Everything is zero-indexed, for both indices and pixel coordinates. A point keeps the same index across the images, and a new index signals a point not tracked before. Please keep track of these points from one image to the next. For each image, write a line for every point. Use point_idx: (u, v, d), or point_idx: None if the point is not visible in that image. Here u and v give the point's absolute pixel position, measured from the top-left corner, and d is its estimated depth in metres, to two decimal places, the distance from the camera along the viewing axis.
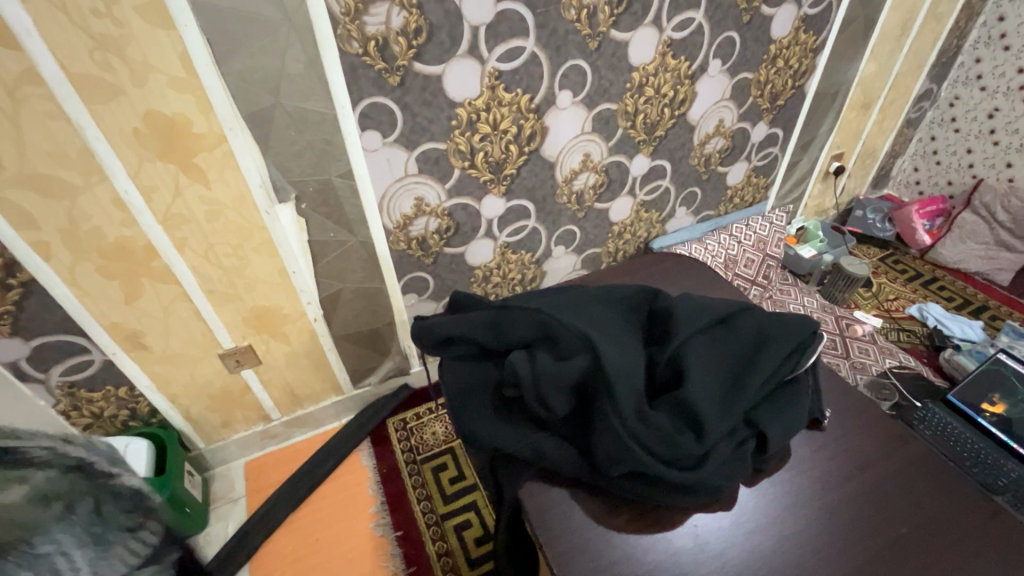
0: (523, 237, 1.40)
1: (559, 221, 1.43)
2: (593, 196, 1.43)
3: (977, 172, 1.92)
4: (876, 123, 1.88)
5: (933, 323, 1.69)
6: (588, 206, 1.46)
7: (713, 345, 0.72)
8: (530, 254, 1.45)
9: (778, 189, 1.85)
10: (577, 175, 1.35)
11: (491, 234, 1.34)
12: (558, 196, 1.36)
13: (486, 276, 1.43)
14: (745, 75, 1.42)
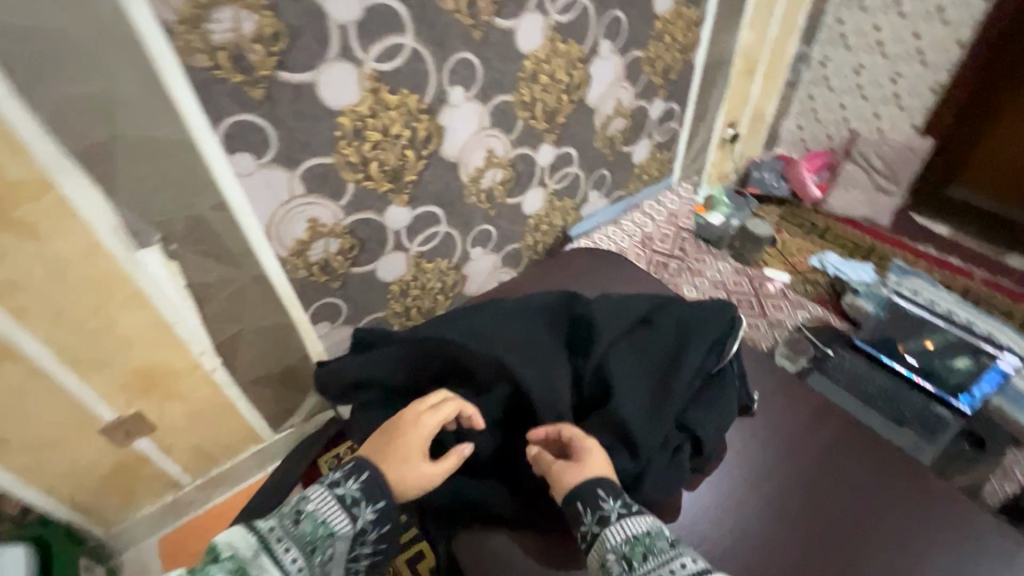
0: (437, 244, 1.32)
1: (472, 222, 1.36)
2: (503, 191, 1.38)
3: (852, 124, 2.08)
4: (761, 87, 1.96)
5: (833, 271, 1.80)
6: (500, 202, 1.40)
7: (635, 350, 0.84)
8: (447, 260, 1.38)
9: (681, 161, 1.89)
10: (483, 173, 1.29)
11: (402, 245, 1.25)
12: (467, 196, 1.30)
13: (404, 290, 1.34)
14: (636, 53, 1.42)
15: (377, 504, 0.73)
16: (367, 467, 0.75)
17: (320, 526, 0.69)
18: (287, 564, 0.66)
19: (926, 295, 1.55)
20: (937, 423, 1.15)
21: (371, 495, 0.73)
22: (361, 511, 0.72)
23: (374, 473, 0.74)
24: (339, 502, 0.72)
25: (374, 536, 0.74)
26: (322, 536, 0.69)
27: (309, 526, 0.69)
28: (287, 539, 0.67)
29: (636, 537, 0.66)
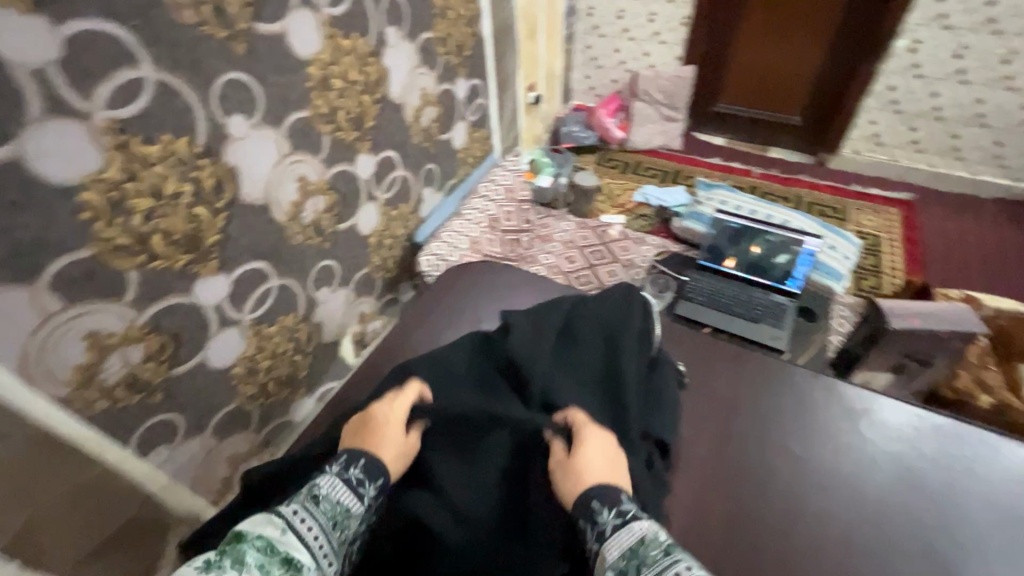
0: (272, 304, 1.11)
1: (307, 262, 1.17)
2: (332, 218, 1.20)
3: (628, 66, 2.27)
4: (546, 47, 2.02)
5: (654, 201, 1.94)
6: (332, 230, 1.22)
7: (569, 376, 0.85)
8: (292, 315, 1.18)
9: (499, 134, 1.87)
10: (301, 205, 1.10)
11: (230, 318, 1.02)
12: (291, 237, 1.10)
13: (251, 366, 1.12)
14: (425, 35, 1.32)
15: (381, 488, 0.68)
16: (367, 457, 0.69)
17: (337, 504, 0.63)
18: (311, 543, 0.59)
19: (734, 202, 1.81)
20: (781, 311, 1.33)
21: (370, 473, 0.67)
22: (371, 495, 0.67)
23: (378, 464, 0.69)
24: (349, 484, 0.65)
25: (362, 538, 0.67)
26: (341, 516, 0.62)
27: (326, 504, 0.62)
28: (308, 519, 0.60)
29: (632, 549, 0.55)
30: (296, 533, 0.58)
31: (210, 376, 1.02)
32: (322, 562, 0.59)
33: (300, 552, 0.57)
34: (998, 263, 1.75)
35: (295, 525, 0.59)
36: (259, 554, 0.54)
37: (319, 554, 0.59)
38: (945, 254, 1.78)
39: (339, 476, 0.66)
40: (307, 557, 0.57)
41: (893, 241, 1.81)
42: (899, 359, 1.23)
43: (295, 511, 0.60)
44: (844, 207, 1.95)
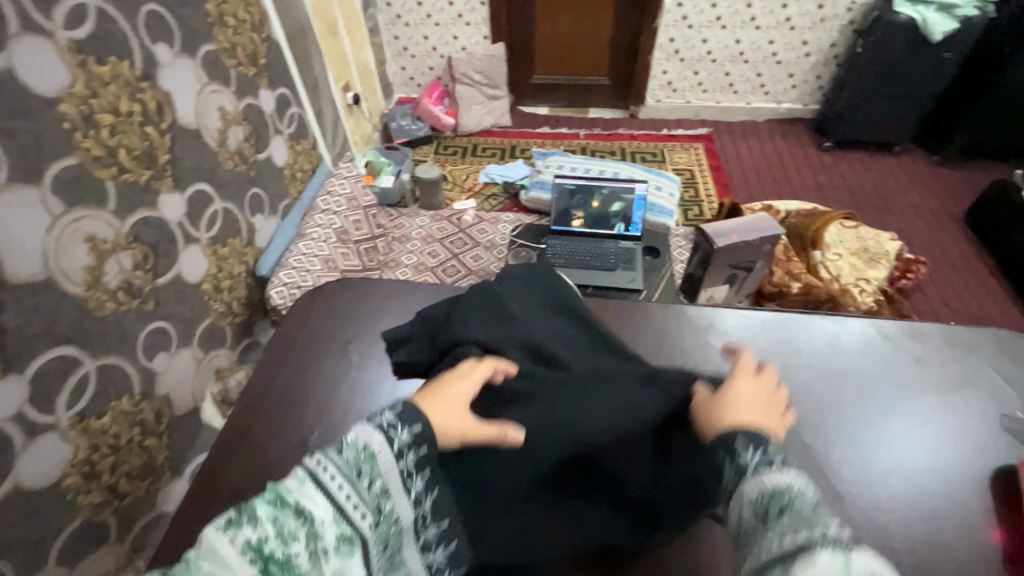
0: (96, 391, 0.94)
1: (128, 330, 1.00)
2: (147, 273, 1.04)
3: (441, 51, 2.29)
4: (351, 44, 1.94)
5: (500, 178, 2.02)
6: (150, 288, 1.06)
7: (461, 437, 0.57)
8: (126, 397, 1.00)
9: (326, 142, 1.76)
10: (100, 267, 0.94)
11: (42, 424, 0.84)
12: (97, 307, 0.94)
13: (89, 471, 0.94)
14: (206, 48, 1.18)
15: (426, 468, 0.50)
16: (414, 410, 0.51)
17: (364, 450, 0.48)
18: (333, 492, 0.45)
19: (570, 165, 1.93)
20: (631, 255, 1.46)
21: (405, 419, 0.50)
22: (410, 447, 0.49)
23: (426, 423, 0.51)
24: (382, 431, 0.49)
25: (430, 499, 0.51)
26: (370, 468, 0.47)
27: (353, 453, 0.47)
28: (336, 480, 0.46)
29: (766, 504, 0.45)
30: (319, 483, 0.45)
31: (33, 500, 0.84)
32: (356, 518, 0.45)
33: (319, 506, 0.44)
34: (782, 174, 2.08)
35: (316, 475, 0.45)
36: (270, 508, 0.42)
37: (348, 509, 0.45)
38: (744, 175, 2.09)
39: (368, 422, 0.50)
40: (327, 508, 0.44)
41: (703, 172, 2.07)
42: (729, 271, 1.41)
43: (315, 458, 0.46)
44: (660, 151, 2.18)
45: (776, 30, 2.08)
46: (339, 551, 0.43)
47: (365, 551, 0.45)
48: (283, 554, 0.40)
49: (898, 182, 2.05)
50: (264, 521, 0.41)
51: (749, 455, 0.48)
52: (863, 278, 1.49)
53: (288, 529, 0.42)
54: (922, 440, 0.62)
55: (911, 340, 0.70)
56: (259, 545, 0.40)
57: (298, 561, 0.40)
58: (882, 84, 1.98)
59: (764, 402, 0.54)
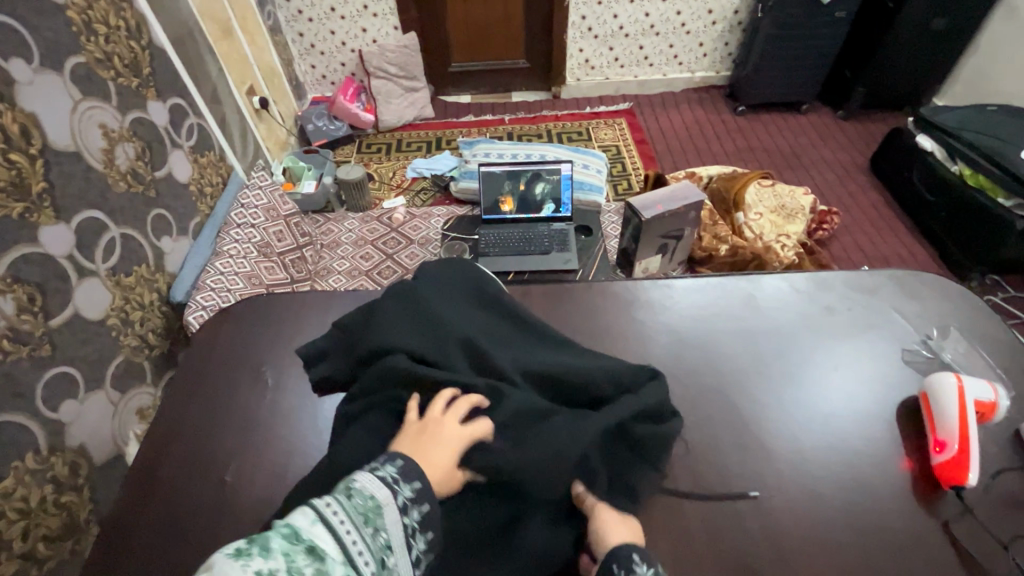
0: None
1: (23, 381, 0.90)
2: (37, 316, 0.94)
3: (350, 45, 2.20)
4: (250, 44, 1.83)
5: (427, 172, 1.97)
6: (43, 332, 0.95)
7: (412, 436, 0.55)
8: (31, 455, 0.90)
9: (235, 151, 1.64)
10: None
11: None
12: None
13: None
14: (75, 60, 1.06)
15: (424, 505, 0.48)
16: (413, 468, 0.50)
17: (371, 496, 0.46)
18: (340, 532, 0.43)
19: (497, 151, 1.90)
20: (564, 237, 1.46)
21: (405, 474, 0.49)
22: (413, 503, 0.48)
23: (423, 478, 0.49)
24: (381, 476, 0.48)
25: (423, 541, 0.48)
26: (375, 513, 0.45)
27: (359, 495, 0.46)
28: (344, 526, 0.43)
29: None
30: (328, 525, 0.43)
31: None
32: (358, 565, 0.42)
33: (327, 546, 0.42)
34: (702, 141, 2.14)
35: (322, 511, 0.44)
36: (284, 541, 0.40)
37: (353, 556, 0.43)
38: (667, 146, 2.13)
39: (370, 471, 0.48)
40: (336, 549, 0.42)
41: (628, 146, 2.10)
42: (661, 241, 1.44)
43: (326, 498, 0.45)
44: (584, 129, 2.20)
45: (682, 1, 2.13)
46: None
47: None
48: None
49: (809, 138, 2.15)
50: (276, 552, 0.39)
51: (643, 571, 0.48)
52: (784, 234, 1.56)
53: (299, 564, 0.39)
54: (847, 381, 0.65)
55: (817, 290, 0.74)
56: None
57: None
58: (785, 46, 2.07)
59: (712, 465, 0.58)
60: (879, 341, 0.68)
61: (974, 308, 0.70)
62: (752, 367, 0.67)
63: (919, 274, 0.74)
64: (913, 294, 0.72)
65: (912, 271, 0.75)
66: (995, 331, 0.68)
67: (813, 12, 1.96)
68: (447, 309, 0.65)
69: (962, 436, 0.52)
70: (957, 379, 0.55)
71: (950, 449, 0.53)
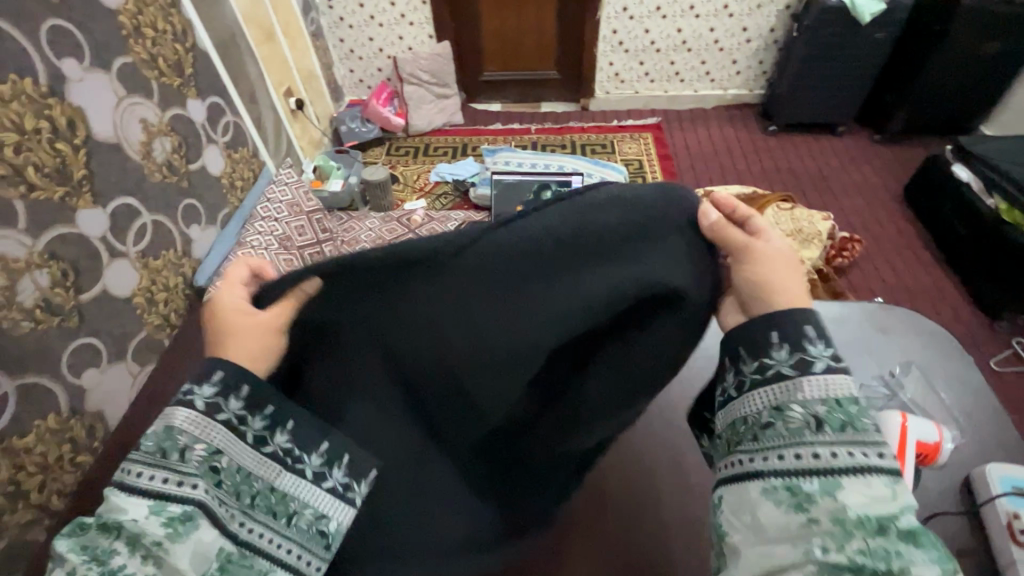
0: (21, 408, 0.93)
1: (51, 346, 0.99)
2: (68, 290, 1.03)
3: (387, 52, 2.29)
4: (291, 48, 1.95)
5: (450, 177, 2.02)
6: (73, 305, 1.05)
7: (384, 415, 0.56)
8: (52, 416, 0.99)
9: (267, 148, 1.73)
10: (13, 286, 0.93)
11: None
12: (14, 326, 0.93)
13: (16, 489, 0.93)
14: (122, 60, 1.17)
15: (268, 406, 0.52)
16: (232, 369, 0.52)
17: (164, 430, 0.50)
18: (152, 486, 0.48)
19: (516, 160, 1.93)
20: None
21: (253, 400, 0.52)
22: (221, 396, 0.51)
23: (227, 369, 0.52)
24: (181, 402, 0.51)
25: (283, 434, 0.52)
26: (176, 442, 0.49)
27: (154, 439, 0.50)
28: (163, 475, 0.49)
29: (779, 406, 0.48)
30: (143, 489, 0.48)
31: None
32: (186, 492, 0.48)
33: (133, 507, 0.47)
34: (728, 160, 2.11)
35: (129, 483, 0.49)
36: (87, 532, 0.46)
37: (173, 490, 0.49)
38: (691, 162, 2.11)
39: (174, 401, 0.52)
40: (141, 505, 0.47)
41: (651, 161, 2.10)
42: None
43: (127, 468, 0.49)
44: (609, 142, 2.20)
45: (716, 17, 2.11)
46: (174, 533, 0.46)
47: (204, 516, 0.48)
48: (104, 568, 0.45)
49: (841, 162, 2.08)
50: (71, 554, 0.45)
51: (776, 357, 0.49)
52: (797, 259, 1.52)
53: (103, 547, 0.45)
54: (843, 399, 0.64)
55: None
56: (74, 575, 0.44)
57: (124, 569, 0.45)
58: (821, 67, 2.01)
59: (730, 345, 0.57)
60: None
61: (944, 349, 0.68)
62: None
63: (890, 309, 0.72)
64: (882, 328, 0.70)
65: (883, 305, 0.73)
66: (963, 374, 0.66)
67: (853, 32, 1.90)
68: None
69: (894, 477, 0.51)
70: (903, 418, 0.54)
71: None
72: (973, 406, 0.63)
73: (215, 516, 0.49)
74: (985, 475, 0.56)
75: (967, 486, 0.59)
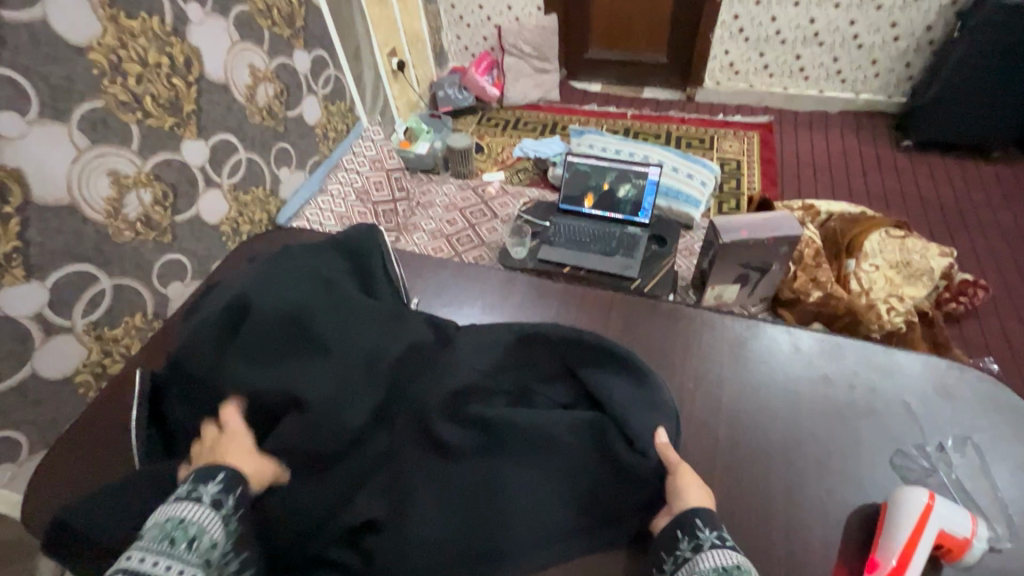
0: (112, 308, 0.94)
1: (144, 260, 1.00)
2: (166, 210, 1.03)
3: (495, 21, 2.29)
4: (402, 10, 2.00)
5: (533, 153, 1.99)
6: (168, 224, 1.05)
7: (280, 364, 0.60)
8: (140, 315, 0.99)
9: (362, 104, 1.75)
10: (119, 200, 0.94)
11: (58, 325, 0.86)
12: (115, 235, 0.94)
13: (102, 373, 0.94)
14: (240, 8, 1.18)
15: (239, 487, 0.51)
16: (218, 465, 0.51)
17: (171, 521, 0.46)
18: (154, 570, 0.42)
19: (602, 144, 1.86)
20: (635, 242, 1.40)
21: None
22: (224, 493, 0.49)
23: (230, 468, 0.51)
24: (185, 498, 0.48)
25: (238, 522, 0.50)
26: (185, 530, 0.45)
27: None
28: None
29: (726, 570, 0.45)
30: None
31: (41, 394, 0.85)
32: None
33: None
34: (843, 173, 1.87)
35: (122, 565, 0.42)
36: None
37: None
38: (797, 172, 1.90)
39: (168, 502, 0.48)
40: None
41: (752, 163, 1.91)
42: (741, 271, 1.24)
43: None
44: (709, 137, 2.03)
45: (859, 9, 1.87)
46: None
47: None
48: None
49: (987, 194, 1.76)
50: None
51: (707, 533, 0.48)
52: (897, 295, 1.33)
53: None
54: (869, 452, 0.55)
55: (825, 359, 0.63)
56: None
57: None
58: (981, 77, 1.71)
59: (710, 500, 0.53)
60: (870, 431, 0.56)
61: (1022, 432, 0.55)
62: (703, 412, 0.60)
63: (964, 372, 0.60)
64: (944, 393, 0.58)
65: (956, 366, 0.61)
66: None
67: None
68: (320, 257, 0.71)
69: (901, 561, 0.45)
70: (930, 499, 0.46)
71: None
72: None
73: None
74: None
75: None
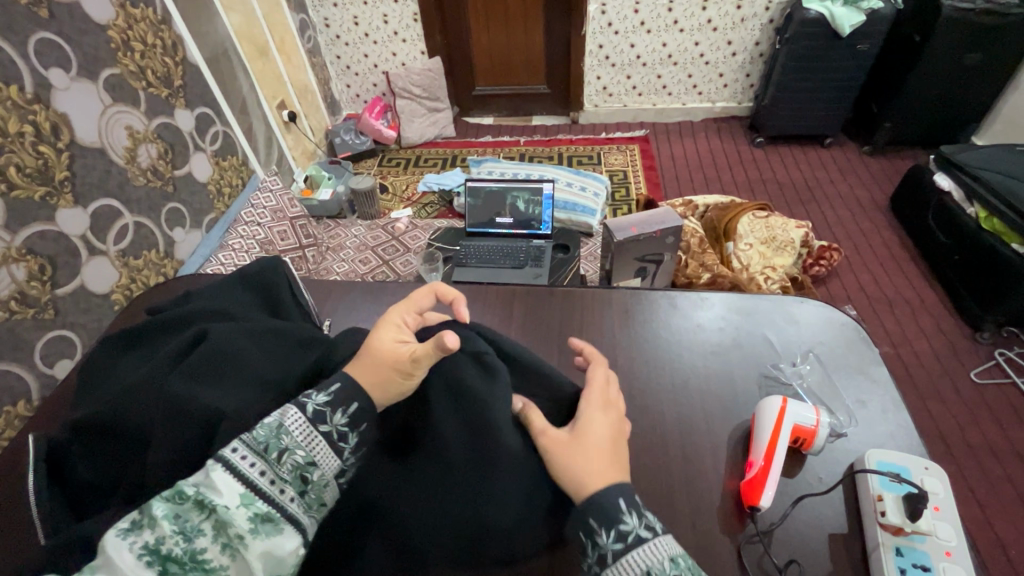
0: None
1: (22, 340, 0.92)
2: (44, 284, 0.97)
3: (382, 67, 2.39)
4: (287, 63, 2.03)
5: (436, 186, 2.06)
6: (48, 299, 0.98)
7: (169, 393, 0.50)
8: (23, 402, 0.92)
9: (256, 156, 1.73)
10: None
11: None
12: None
13: None
14: (110, 71, 1.16)
15: (352, 405, 0.45)
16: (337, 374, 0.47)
17: (274, 424, 0.43)
18: (248, 473, 0.41)
19: (500, 170, 1.97)
20: (541, 253, 1.49)
21: None
22: (331, 409, 0.45)
23: (347, 386, 0.46)
24: (293, 402, 0.44)
25: (356, 438, 0.46)
26: (280, 441, 0.43)
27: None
28: None
29: None
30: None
31: None
32: None
33: (225, 492, 0.39)
34: (713, 171, 2.11)
35: (223, 456, 0.41)
36: None
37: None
38: (676, 175, 2.11)
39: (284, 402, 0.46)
40: (236, 492, 0.39)
41: (636, 172, 2.11)
42: (638, 265, 1.36)
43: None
44: (596, 153, 2.22)
45: (701, 32, 2.17)
46: (258, 530, 0.39)
47: (291, 528, 0.41)
48: (187, 551, 0.37)
49: (828, 174, 2.07)
50: (163, 521, 0.37)
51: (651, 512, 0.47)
52: (770, 266, 1.52)
53: (193, 524, 0.38)
54: (748, 383, 0.64)
55: (699, 312, 0.72)
56: (159, 549, 0.37)
57: (206, 556, 0.37)
58: (805, 79, 2.02)
59: (608, 455, 0.48)
60: (741, 364, 0.66)
61: (852, 341, 0.67)
62: None
63: (805, 301, 0.72)
64: (792, 321, 0.70)
65: (798, 300, 0.72)
66: (870, 366, 0.65)
67: (833, 48, 1.93)
68: (222, 299, 0.66)
69: (768, 456, 0.53)
70: (783, 403, 0.55)
71: (756, 468, 0.53)
72: (877, 402, 0.62)
73: (302, 536, 0.41)
74: (863, 461, 0.55)
75: (851, 471, 0.56)
